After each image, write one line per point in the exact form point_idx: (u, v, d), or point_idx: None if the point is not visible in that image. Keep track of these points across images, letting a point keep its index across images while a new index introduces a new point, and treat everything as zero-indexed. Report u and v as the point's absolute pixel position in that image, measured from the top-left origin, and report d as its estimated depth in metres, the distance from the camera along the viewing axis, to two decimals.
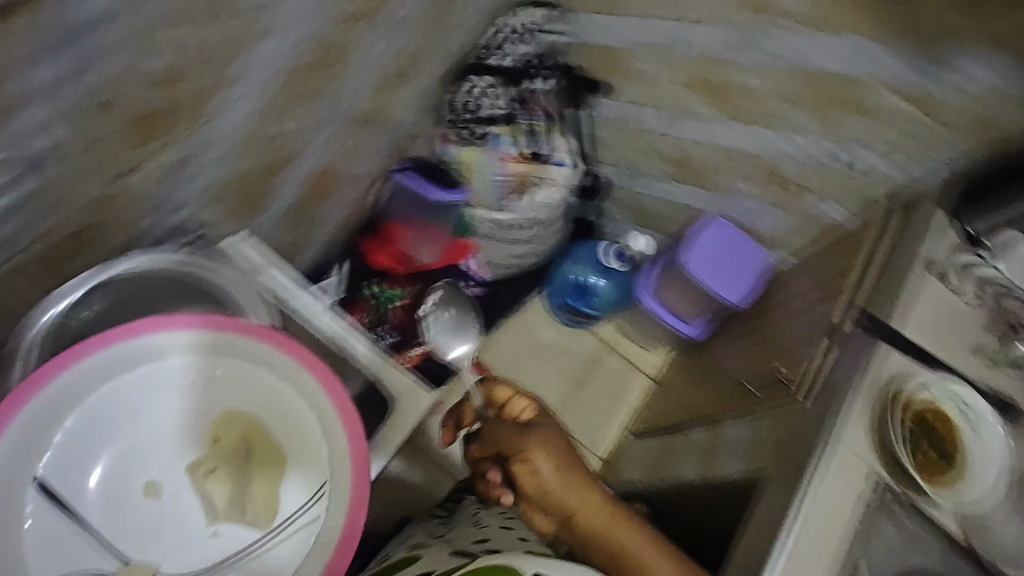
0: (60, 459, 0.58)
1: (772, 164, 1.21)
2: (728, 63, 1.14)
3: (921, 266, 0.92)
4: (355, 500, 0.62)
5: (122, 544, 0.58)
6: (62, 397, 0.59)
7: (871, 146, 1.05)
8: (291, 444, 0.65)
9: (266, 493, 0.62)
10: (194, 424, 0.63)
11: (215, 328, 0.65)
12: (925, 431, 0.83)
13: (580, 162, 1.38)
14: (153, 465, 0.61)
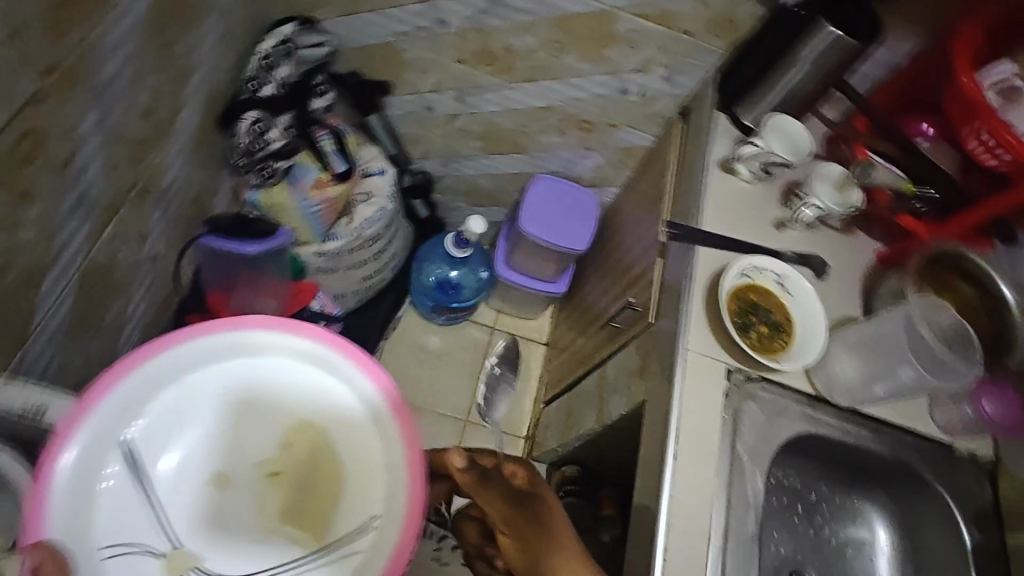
0: (159, 435, 0.58)
1: (575, 113, 1.26)
2: (489, 30, 1.13)
3: (712, 163, 0.98)
4: (409, 532, 0.57)
5: (178, 525, 0.56)
6: (177, 369, 0.60)
7: (655, 71, 1.12)
8: (362, 473, 0.60)
9: (348, 514, 0.59)
10: (283, 431, 0.61)
11: (334, 344, 0.64)
12: (754, 311, 0.85)
13: (389, 166, 1.40)
14: (243, 460, 0.59)
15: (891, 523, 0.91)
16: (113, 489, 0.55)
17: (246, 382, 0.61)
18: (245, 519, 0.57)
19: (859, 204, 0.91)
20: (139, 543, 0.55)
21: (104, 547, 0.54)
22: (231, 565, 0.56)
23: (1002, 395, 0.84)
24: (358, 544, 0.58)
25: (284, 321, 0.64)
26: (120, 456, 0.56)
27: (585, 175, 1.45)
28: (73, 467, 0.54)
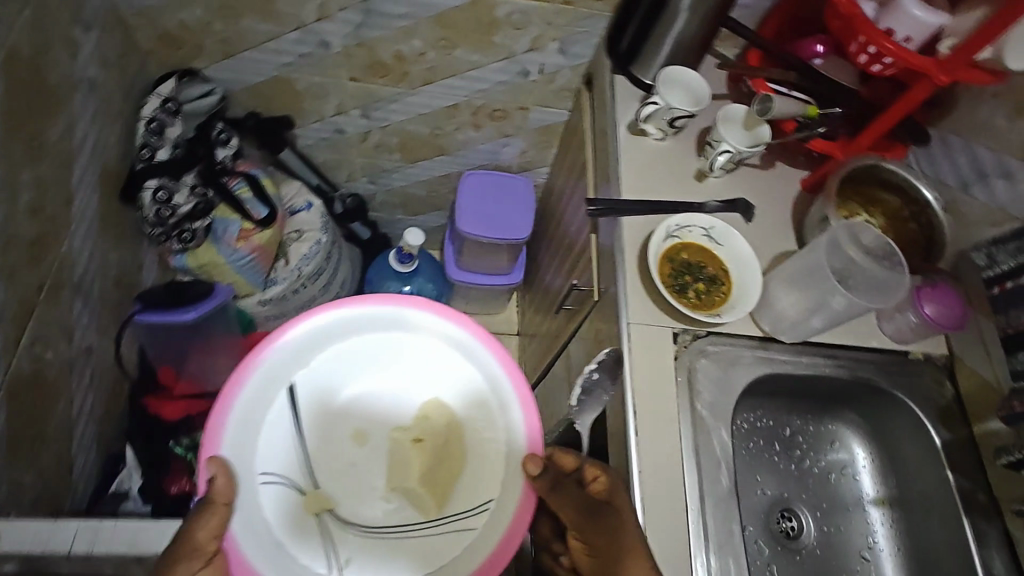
0: (315, 382, 0.67)
1: (484, 106, 1.25)
2: (374, 42, 1.10)
3: (622, 128, 0.97)
4: (522, 513, 0.63)
5: (318, 473, 0.64)
6: (339, 331, 0.69)
7: (548, 48, 1.11)
8: (487, 452, 0.66)
9: (467, 489, 0.65)
10: (412, 407, 0.68)
11: (477, 337, 0.70)
12: (689, 269, 0.85)
13: (314, 199, 1.37)
14: (381, 423, 0.67)
15: (867, 439, 0.92)
16: (275, 417, 0.65)
17: (394, 350, 0.69)
18: (374, 476, 0.65)
19: (768, 138, 0.90)
20: (283, 478, 0.64)
21: (262, 474, 0.63)
22: (357, 510, 0.64)
23: (938, 294, 0.83)
24: (474, 520, 0.64)
25: (440, 308, 0.70)
26: (286, 392, 0.66)
27: (512, 161, 1.43)
28: (250, 394, 0.65)
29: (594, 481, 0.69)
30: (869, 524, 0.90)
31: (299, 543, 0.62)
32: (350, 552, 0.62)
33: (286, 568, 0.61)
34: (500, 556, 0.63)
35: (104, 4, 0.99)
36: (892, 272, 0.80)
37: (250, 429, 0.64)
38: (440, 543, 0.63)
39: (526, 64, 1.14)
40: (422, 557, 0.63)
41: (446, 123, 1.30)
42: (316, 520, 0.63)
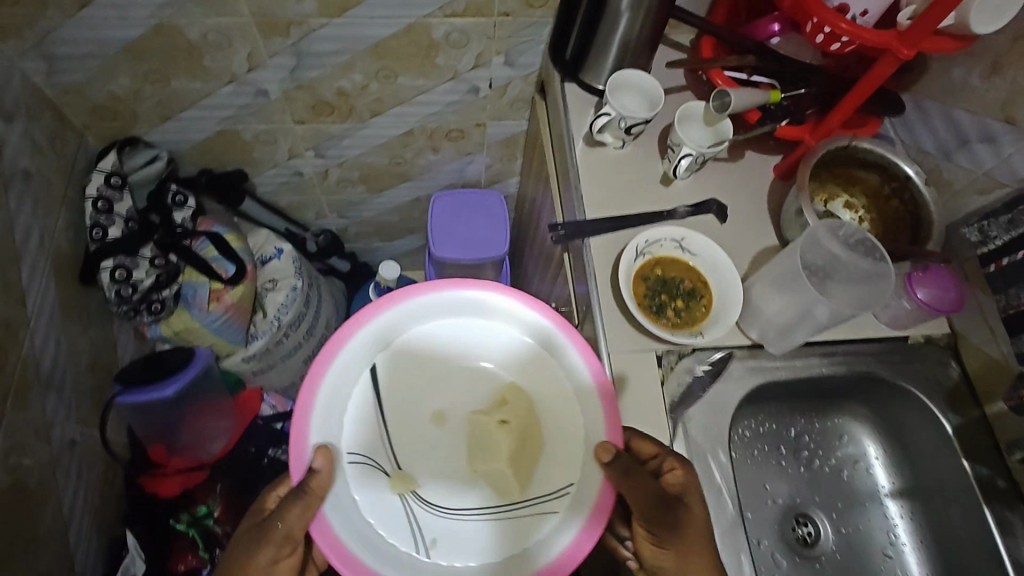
0: (396, 365, 0.69)
1: (440, 127, 1.20)
2: (313, 83, 1.05)
3: (578, 139, 0.92)
4: (601, 499, 0.64)
5: (401, 454, 0.67)
6: (419, 315, 0.71)
7: (495, 61, 1.05)
8: (565, 435, 0.67)
9: (546, 472, 0.66)
10: (490, 392, 0.70)
11: (556, 325, 0.71)
12: (666, 285, 0.80)
13: (284, 244, 1.32)
14: (459, 407, 0.69)
15: (876, 431, 0.89)
16: (360, 396, 0.68)
17: (470, 337, 0.71)
18: (455, 458, 0.68)
19: (731, 134, 0.85)
20: (369, 457, 0.66)
21: (351, 453, 0.66)
22: (438, 491, 0.66)
23: (932, 277, 0.78)
24: (553, 505, 0.65)
25: (518, 297, 0.71)
26: (369, 372, 0.68)
27: (480, 177, 1.39)
28: (338, 377, 0.67)
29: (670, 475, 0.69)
30: (888, 518, 0.86)
31: (385, 523, 0.64)
32: (433, 533, 0.64)
33: (373, 544, 0.62)
34: (582, 537, 0.63)
35: (24, 89, 0.94)
36: (876, 264, 0.75)
37: (337, 408, 0.67)
38: (517, 526, 0.65)
39: (474, 82, 1.09)
40: (504, 537, 0.64)
41: (404, 151, 1.25)
42: (400, 504, 0.65)
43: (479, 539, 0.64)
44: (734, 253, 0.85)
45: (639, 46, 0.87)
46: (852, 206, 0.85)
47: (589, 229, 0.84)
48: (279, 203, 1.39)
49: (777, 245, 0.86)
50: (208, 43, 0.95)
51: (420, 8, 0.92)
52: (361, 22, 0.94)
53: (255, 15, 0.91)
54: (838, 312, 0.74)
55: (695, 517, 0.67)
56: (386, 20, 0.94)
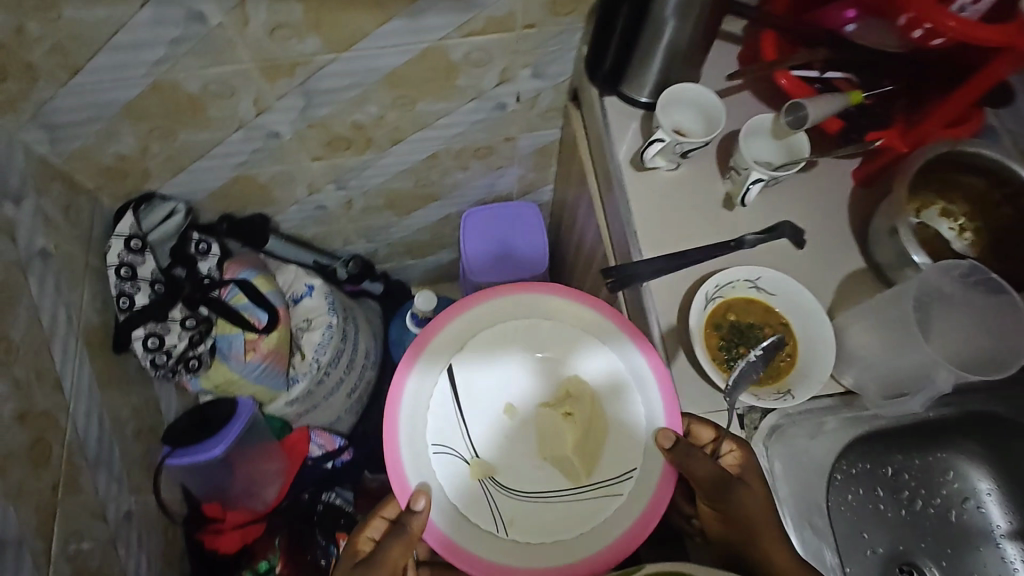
0: (471, 363, 0.69)
1: (465, 146, 1.11)
2: (326, 120, 0.96)
3: (624, 164, 0.82)
4: (664, 482, 0.64)
5: (480, 443, 0.68)
6: (488, 314, 0.71)
7: (520, 76, 0.95)
8: (624, 424, 0.67)
9: (612, 452, 0.67)
10: (554, 383, 0.70)
11: (610, 319, 0.70)
12: (743, 332, 0.71)
13: (314, 279, 1.26)
14: (529, 398, 0.70)
15: (988, 466, 0.79)
16: (439, 398, 0.68)
17: (532, 335, 0.71)
18: (528, 447, 0.68)
19: (807, 151, 0.74)
20: (451, 449, 0.67)
21: (433, 445, 0.66)
22: (517, 479, 0.67)
23: None
24: (620, 486, 0.65)
25: (567, 295, 0.71)
26: (447, 374, 0.68)
27: (511, 188, 1.30)
28: (418, 378, 0.68)
29: (727, 455, 0.65)
30: (1007, 562, 0.77)
31: (471, 508, 0.65)
32: (511, 514, 0.65)
33: (463, 529, 0.64)
34: (647, 521, 0.63)
35: (28, 163, 0.89)
36: (996, 297, 0.65)
37: (418, 408, 0.67)
38: (592, 506, 0.65)
39: (497, 98, 0.99)
40: (578, 516, 0.65)
41: (428, 173, 1.17)
42: (480, 492, 0.66)
43: (558, 520, 0.65)
44: (816, 283, 0.75)
45: (688, 53, 0.76)
46: (951, 213, 0.75)
47: (648, 271, 0.75)
48: (304, 234, 1.34)
49: (864, 269, 0.75)
50: (210, 93, 0.87)
51: (435, 32, 0.82)
52: (372, 53, 0.84)
53: (257, 60, 0.82)
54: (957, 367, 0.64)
55: (758, 494, 0.63)
56: (399, 47, 0.84)
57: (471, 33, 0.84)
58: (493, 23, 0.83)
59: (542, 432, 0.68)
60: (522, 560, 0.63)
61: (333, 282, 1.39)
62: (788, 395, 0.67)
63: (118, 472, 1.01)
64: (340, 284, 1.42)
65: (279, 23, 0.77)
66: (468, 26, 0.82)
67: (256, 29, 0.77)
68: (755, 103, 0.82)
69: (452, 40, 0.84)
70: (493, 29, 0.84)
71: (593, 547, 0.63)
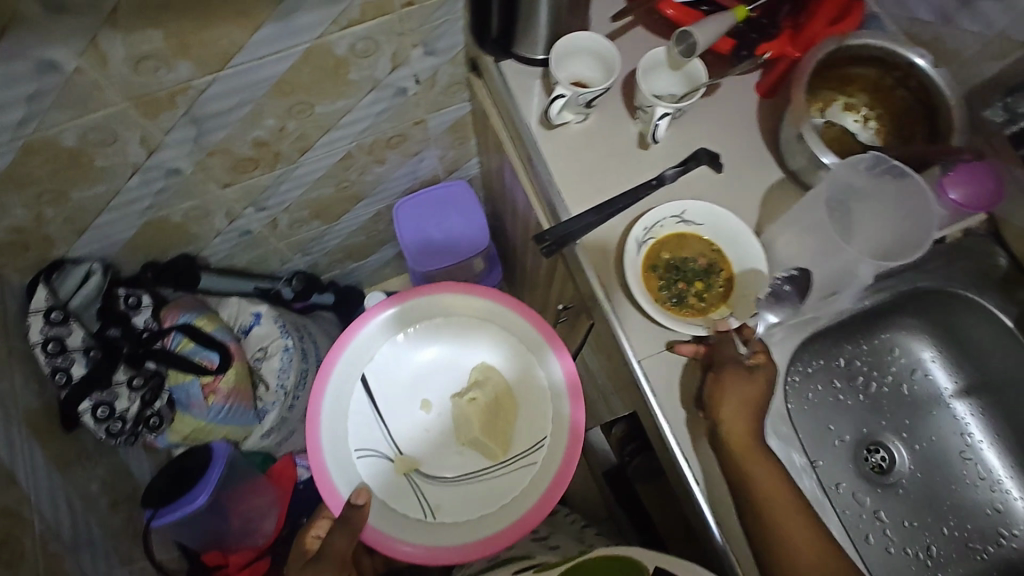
0: (380, 372, 0.80)
1: (376, 139, 1.08)
2: (224, 144, 0.92)
3: (533, 126, 0.82)
4: (570, 450, 0.76)
5: (403, 442, 0.78)
6: (400, 322, 0.81)
7: (412, 57, 0.92)
8: (534, 412, 0.79)
9: (520, 432, 0.78)
10: (466, 379, 0.81)
11: (538, 326, 0.81)
12: (679, 269, 0.73)
13: (259, 306, 1.23)
14: (442, 393, 0.81)
15: (927, 335, 0.83)
16: (357, 405, 0.78)
17: (446, 336, 0.82)
18: (446, 438, 0.79)
19: (706, 77, 0.75)
20: (375, 451, 0.77)
21: (356, 449, 0.76)
22: (435, 465, 0.78)
23: (969, 173, 0.70)
24: (534, 457, 0.77)
25: (504, 314, 0.82)
26: (360, 382, 0.79)
27: (436, 170, 1.28)
28: (335, 388, 0.78)
29: (753, 355, 0.68)
30: (958, 419, 0.82)
31: (399, 502, 0.75)
32: (437, 502, 0.76)
33: (393, 520, 0.74)
34: (559, 482, 0.75)
35: None
36: (902, 182, 0.66)
37: (339, 415, 0.77)
38: (505, 478, 0.77)
39: (394, 84, 0.96)
40: (499, 489, 0.76)
41: (346, 173, 1.14)
42: (406, 485, 0.76)
43: (481, 498, 0.76)
44: (740, 202, 0.77)
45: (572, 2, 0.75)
46: (854, 106, 0.78)
47: (578, 227, 0.75)
48: (237, 263, 1.29)
49: (782, 178, 0.78)
50: (90, 144, 0.82)
51: (311, 30, 0.79)
52: (250, 66, 0.80)
53: (130, 99, 0.77)
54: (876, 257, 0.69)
55: (758, 388, 0.67)
56: (278, 54, 0.80)
57: (347, 25, 0.80)
58: (368, 10, 0.80)
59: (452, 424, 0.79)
60: (449, 538, 0.74)
61: (278, 304, 1.35)
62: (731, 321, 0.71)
63: (103, 548, 0.98)
64: (287, 305, 1.38)
65: (141, 55, 0.72)
66: (343, 18, 0.79)
67: (118, 67, 0.72)
68: (647, 37, 0.82)
69: (331, 35, 0.81)
70: (369, 16, 0.81)
71: (508, 517, 0.74)
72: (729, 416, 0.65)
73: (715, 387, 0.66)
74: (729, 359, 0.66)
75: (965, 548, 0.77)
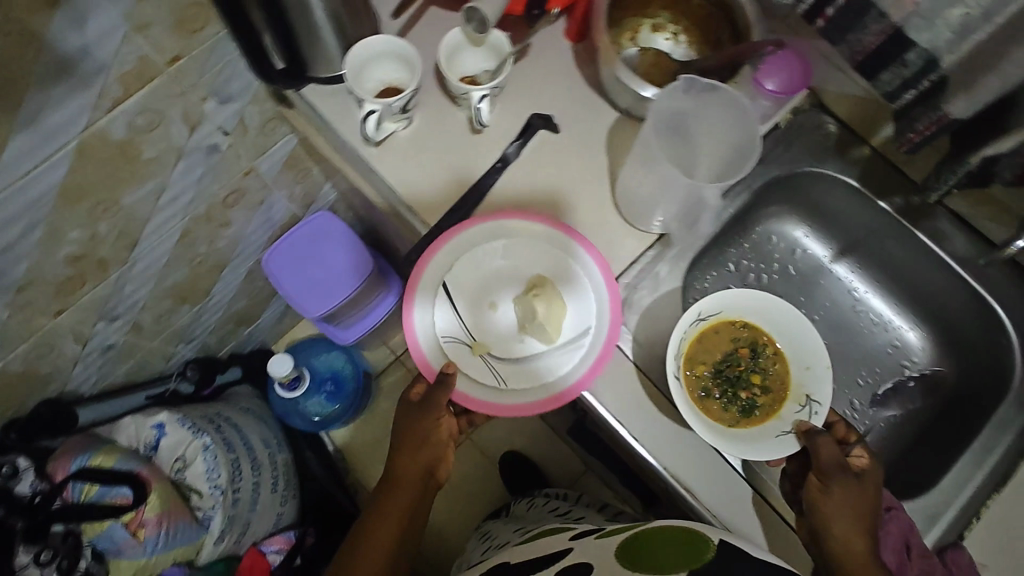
0: (457, 271, 0.73)
1: (208, 205, 0.98)
2: (32, 275, 0.80)
3: (360, 147, 0.77)
4: (611, 331, 0.71)
5: (479, 330, 0.72)
6: (472, 235, 0.73)
7: (208, 111, 0.83)
8: (580, 300, 0.72)
9: (578, 316, 0.72)
10: (531, 272, 0.74)
11: (568, 235, 0.73)
12: (730, 381, 0.80)
13: (159, 415, 1.13)
14: (513, 290, 0.74)
15: (796, 215, 0.88)
16: (441, 307, 0.72)
17: (514, 239, 0.74)
18: (515, 326, 0.73)
19: (510, 45, 0.71)
20: (459, 337, 0.72)
21: (441, 334, 0.72)
22: (510, 347, 0.72)
23: (778, 62, 0.73)
24: (583, 341, 0.71)
25: (549, 221, 0.73)
26: (442, 283, 0.73)
27: (291, 210, 1.19)
28: (420, 289, 0.72)
29: (856, 457, 0.66)
30: (843, 278, 0.89)
31: (482, 377, 0.70)
32: (510, 376, 0.71)
33: (477, 385, 0.70)
34: (603, 357, 0.70)
35: None
36: (717, 94, 0.68)
37: (424, 306, 0.72)
38: (566, 357, 0.71)
39: (202, 144, 0.87)
40: (562, 363, 0.71)
41: (191, 249, 1.04)
42: (483, 367, 0.71)
43: (549, 369, 0.71)
44: (586, 157, 0.77)
45: (348, 8, 0.69)
46: (661, 26, 0.79)
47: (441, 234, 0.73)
48: (115, 380, 1.17)
49: (618, 119, 0.78)
50: None
51: (71, 124, 0.68)
52: (18, 186, 0.68)
53: None
54: (716, 179, 0.71)
55: (870, 496, 0.64)
56: (46, 162, 0.69)
57: (111, 104, 0.70)
58: (128, 82, 0.70)
59: (524, 311, 0.72)
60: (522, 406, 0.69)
61: (185, 398, 1.27)
62: (813, 402, 0.73)
63: None
64: (196, 395, 1.30)
65: None
66: (103, 99, 0.69)
67: None
68: (442, 20, 0.78)
69: (99, 121, 0.70)
70: (134, 86, 0.71)
71: (564, 385, 0.70)
72: (840, 532, 0.63)
73: (819, 498, 0.64)
74: (834, 464, 0.64)
75: (882, 390, 0.85)
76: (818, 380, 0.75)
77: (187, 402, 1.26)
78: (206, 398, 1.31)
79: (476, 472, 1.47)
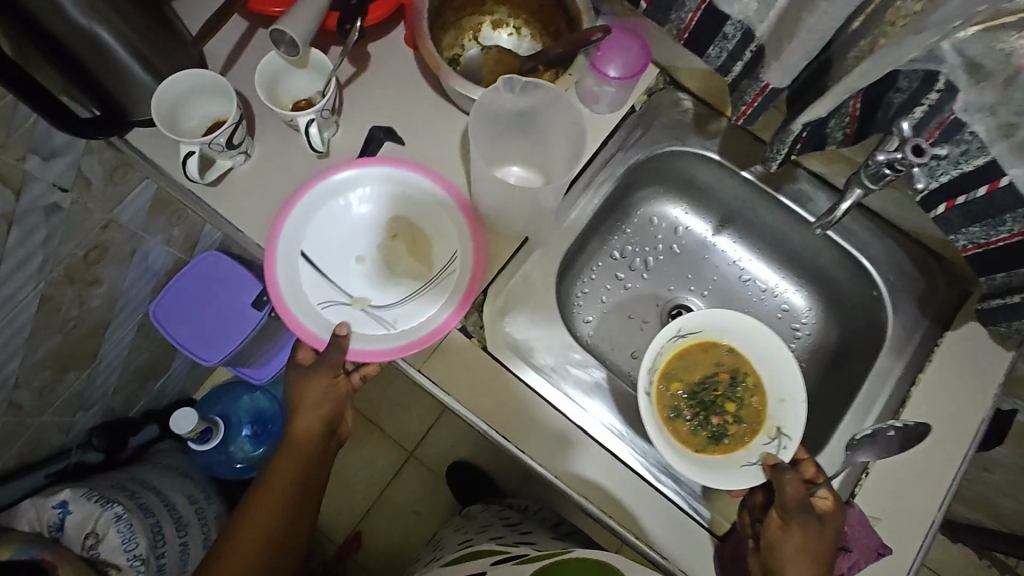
0: (313, 238, 0.72)
1: (67, 267, 0.91)
2: None
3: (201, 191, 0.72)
4: (478, 250, 0.71)
5: (353, 287, 0.72)
6: (317, 197, 0.72)
7: (35, 170, 0.77)
8: (442, 232, 0.73)
9: (441, 244, 0.73)
10: (386, 216, 0.74)
11: (410, 170, 0.73)
12: (704, 404, 0.77)
13: (63, 492, 1.03)
14: (373, 238, 0.74)
15: (671, 195, 0.88)
16: (309, 278, 0.71)
17: (358, 190, 0.73)
18: (386, 271, 0.73)
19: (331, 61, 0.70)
20: (337, 299, 0.71)
21: (317, 302, 0.71)
22: (389, 292, 0.72)
23: (611, 48, 0.72)
24: (454, 265, 0.72)
25: (392, 161, 0.73)
26: (301, 253, 0.71)
27: (173, 255, 1.13)
28: (281, 266, 0.70)
29: (819, 499, 0.66)
30: (726, 250, 0.89)
31: (372, 329, 0.70)
32: (398, 317, 0.70)
33: (371, 337, 0.69)
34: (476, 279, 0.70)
35: None
36: (541, 92, 0.69)
37: (291, 282, 0.70)
38: (442, 284, 0.71)
39: (38, 204, 0.80)
40: (442, 289, 0.71)
41: (60, 316, 0.96)
42: (370, 318, 0.71)
43: (431, 299, 0.71)
44: (441, 169, 0.75)
45: (151, 47, 0.64)
46: (500, 22, 0.77)
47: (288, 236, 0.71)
48: (8, 463, 1.09)
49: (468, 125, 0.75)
50: None
51: None
52: None
53: None
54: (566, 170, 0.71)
55: (828, 540, 0.63)
56: None
57: None
58: None
59: (391, 255, 0.73)
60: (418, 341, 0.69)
61: (100, 466, 1.21)
62: (784, 435, 0.71)
63: None
64: (113, 460, 1.24)
65: None
66: None
67: None
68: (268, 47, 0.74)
69: None
70: None
71: (449, 309, 0.70)
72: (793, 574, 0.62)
73: (777, 537, 0.63)
74: (798, 504, 0.63)
75: None
76: (793, 415, 0.71)
77: (101, 467, 1.21)
78: (127, 454, 1.26)
79: (423, 489, 1.43)
